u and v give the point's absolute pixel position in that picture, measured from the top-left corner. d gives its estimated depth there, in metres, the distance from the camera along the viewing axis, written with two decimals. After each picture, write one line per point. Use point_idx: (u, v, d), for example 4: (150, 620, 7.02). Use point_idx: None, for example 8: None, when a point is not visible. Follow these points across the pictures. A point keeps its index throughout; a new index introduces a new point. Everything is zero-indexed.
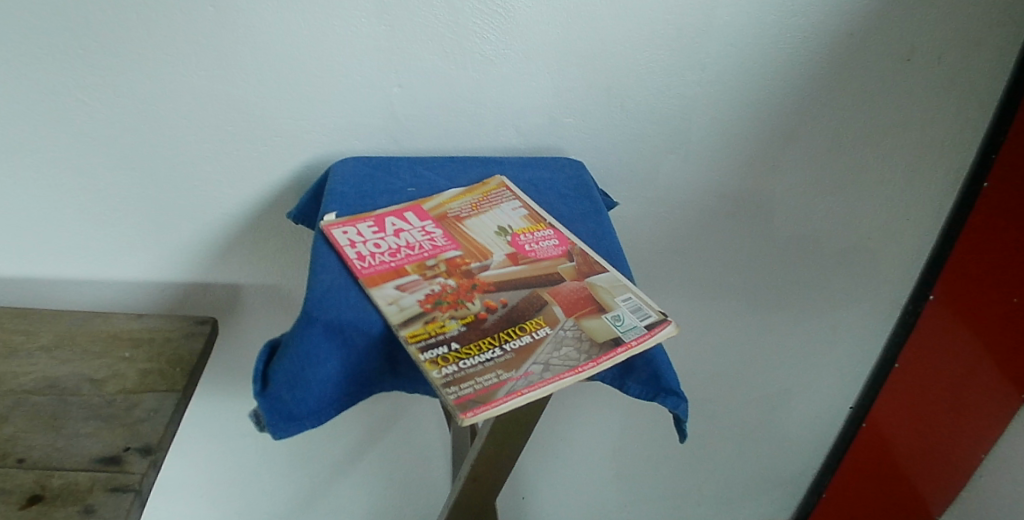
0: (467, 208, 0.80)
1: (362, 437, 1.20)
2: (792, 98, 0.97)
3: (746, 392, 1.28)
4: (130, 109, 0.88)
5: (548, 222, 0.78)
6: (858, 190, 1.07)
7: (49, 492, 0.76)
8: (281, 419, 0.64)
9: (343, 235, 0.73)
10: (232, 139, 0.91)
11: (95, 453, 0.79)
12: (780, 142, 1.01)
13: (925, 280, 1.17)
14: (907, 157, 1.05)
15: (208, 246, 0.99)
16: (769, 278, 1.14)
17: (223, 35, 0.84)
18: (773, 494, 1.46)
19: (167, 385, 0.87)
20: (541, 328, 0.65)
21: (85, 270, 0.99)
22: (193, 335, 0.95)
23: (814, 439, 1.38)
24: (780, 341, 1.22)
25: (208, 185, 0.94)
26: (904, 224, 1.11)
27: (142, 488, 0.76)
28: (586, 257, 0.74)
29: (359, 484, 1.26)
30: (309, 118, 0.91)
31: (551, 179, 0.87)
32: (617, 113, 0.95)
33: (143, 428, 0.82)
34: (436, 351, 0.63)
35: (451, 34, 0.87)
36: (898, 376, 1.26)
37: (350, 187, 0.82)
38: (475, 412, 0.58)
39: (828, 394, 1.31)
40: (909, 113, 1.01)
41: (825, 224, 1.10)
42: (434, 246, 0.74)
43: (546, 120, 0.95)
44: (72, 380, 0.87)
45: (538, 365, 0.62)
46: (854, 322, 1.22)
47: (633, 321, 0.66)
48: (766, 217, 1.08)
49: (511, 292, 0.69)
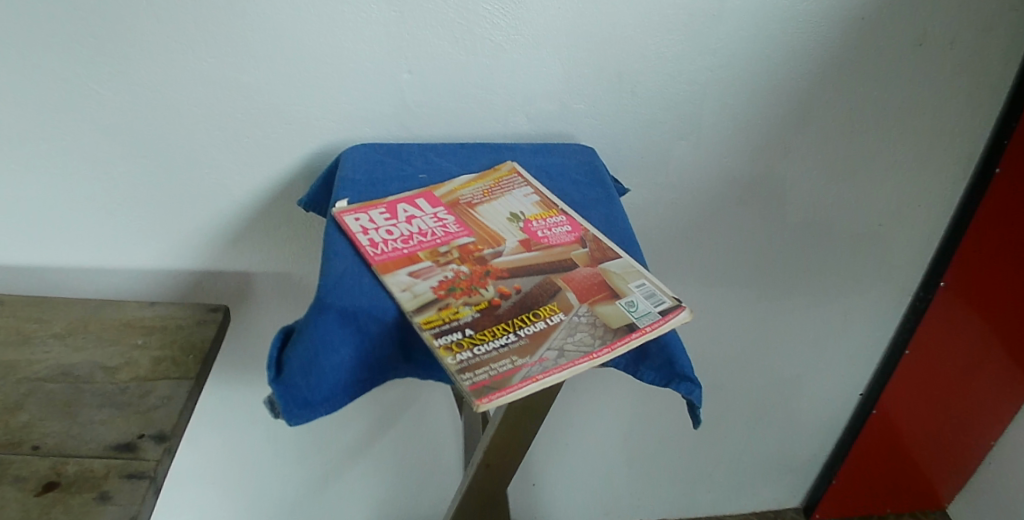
0: (478, 195, 0.80)
1: (373, 425, 1.21)
2: (803, 84, 0.97)
3: (755, 378, 1.28)
4: (140, 97, 0.87)
5: (560, 208, 0.78)
6: (870, 177, 1.06)
7: (65, 479, 0.76)
8: (296, 405, 0.64)
9: (355, 222, 0.73)
10: (242, 126, 0.91)
11: (109, 440, 0.79)
12: (792, 128, 1.00)
13: (935, 267, 1.16)
14: (918, 143, 1.04)
15: (219, 233, 0.99)
16: (779, 264, 1.14)
17: (232, 21, 0.84)
18: (783, 481, 1.45)
19: (180, 372, 0.87)
20: (555, 314, 0.65)
21: (98, 258, 1.00)
22: (205, 322, 0.95)
23: (824, 426, 1.37)
24: (790, 327, 1.22)
25: (219, 174, 0.94)
26: (917, 211, 1.10)
27: (157, 474, 0.77)
28: (599, 243, 0.73)
29: (370, 471, 1.27)
30: (319, 107, 0.91)
31: (563, 164, 0.87)
32: (627, 98, 0.95)
33: (156, 415, 0.82)
34: (450, 337, 0.63)
35: (462, 19, 0.87)
36: (909, 363, 1.25)
37: (360, 174, 0.82)
38: (490, 398, 0.57)
39: (839, 382, 1.31)
40: (921, 97, 1.00)
41: (836, 211, 1.09)
42: (446, 232, 0.74)
43: (556, 107, 0.94)
44: (86, 368, 0.87)
45: (553, 351, 0.62)
46: (865, 309, 1.21)
47: (647, 307, 0.65)
48: (777, 203, 1.07)
49: (525, 279, 0.69)
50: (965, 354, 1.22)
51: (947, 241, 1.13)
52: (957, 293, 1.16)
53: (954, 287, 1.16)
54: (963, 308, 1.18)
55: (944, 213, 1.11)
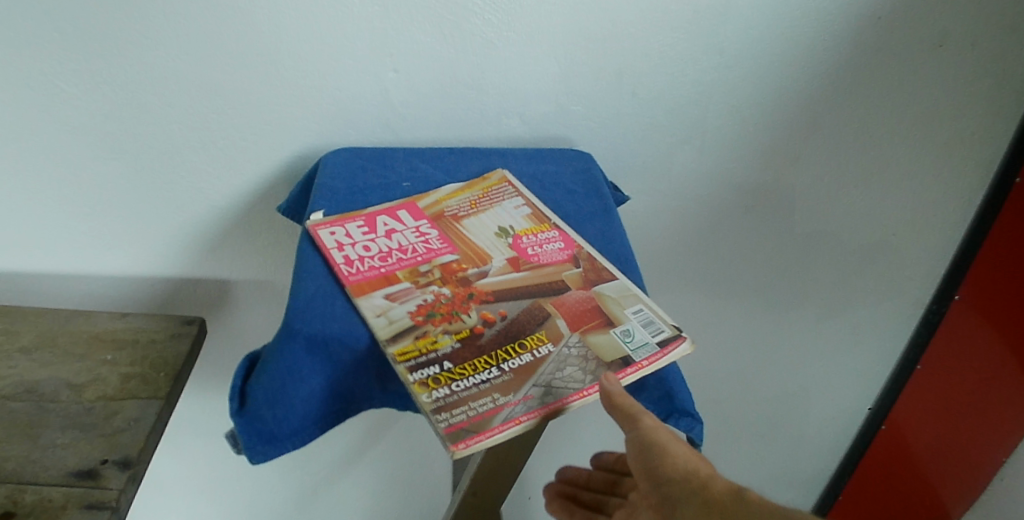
0: (465, 206, 0.74)
1: (360, 438, 1.16)
2: (815, 86, 0.90)
3: (761, 389, 1.23)
4: (110, 98, 0.82)
5: (552, 222, 0.72)
6: (883, 185, 1.00)
7: (20, 509, 0.71)
8: (260, 441, 0.60)
9: (331, 237, 0.68)
10: (219, 128, 0.85)
11: (70, 466, 0.74)
12: (802, 133, 0.94)
13: (950, 280, 1.09)
14: (934, 150, 0.97)
15: (196, 240, 0.94)
16: (787, 274, 1.08)
17: (206, 17, 0.78)
18: (788, 494, 1.40)
19: (149, 391, 0.82)
20: (543, 344, 0.60)
21: (71, 265, 0.95)
22: (179, 336, 0.90)
23: (831, 439, 1.32)
24: (798, 338, 1.16)
25: (196, 178, 0.89)
26: (931, 221, 1.04)
27: (119, 505, 0.72)
28: (593, 262, 0.68)
29: (360, 483, 1.22)
30: (299, 107, 0.85)
31: (558, 172, 0.81)
32: (627, 101, 0.89)
33: (121, 439, 0.77)
34: (426, 371, 0.58)
35: (450, 15, 0.81)
36: (919, 380, 1.19)
37: (340, 181, 0.76)
38: (467, 444, 0.54)
39: (848, 395, 1.25)
40: (939, 102, 0.93)
41: (847, 220, 1.03)
42: (428, 249, 0.69)
43: (552, 108, 0.88)
44: (51, 386, 0.82)
45: (538, 388, 0.58)
46: (875, 321, 1.15)
47: (644, 336, 0.61)
48: (786, 212, 1.01)
49: (510, 303, 0.64)
50: (970, 377, 1.15)
51: (963, 253, 1.06)
52: (973, 308, 1.09)
53: (970, 301, 1.09)
54: (980, 323, 1.10)
55: (959, 224, 1.04)
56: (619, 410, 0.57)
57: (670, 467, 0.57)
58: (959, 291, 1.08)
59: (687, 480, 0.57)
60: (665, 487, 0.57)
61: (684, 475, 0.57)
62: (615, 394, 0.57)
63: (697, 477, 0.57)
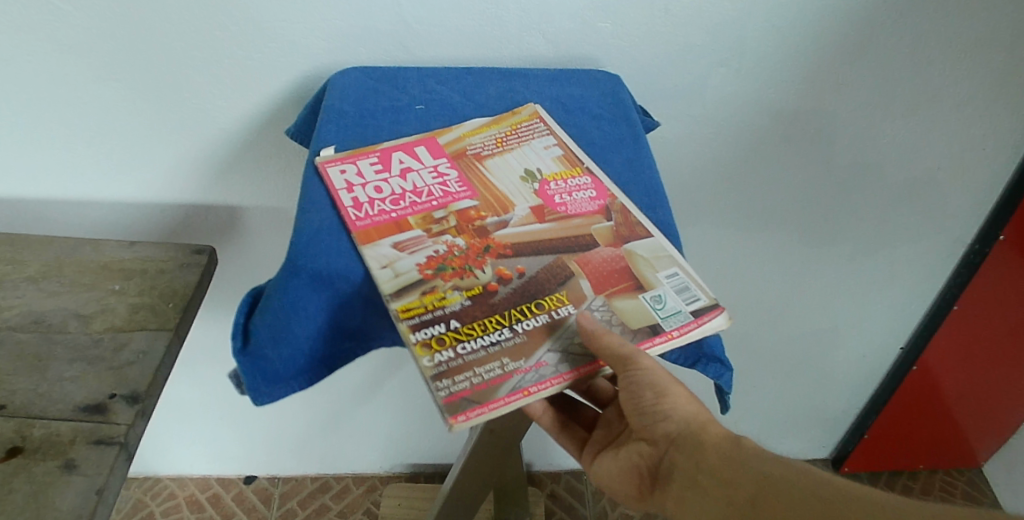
0: (490, 145, 0.69)
1: (376, 371, 1.14)
2: (866, 3, 0.82)
3: (790, 324, 1.18)
4: (106, 13, 0.77)
5: (585, 165, 0.68)
6: (932, 116, 0.92)
7: (29, 444, 0.69)
8: (264, 382, 0.57)
9: (340, 176, 0.64)
10: (224, 47, 0.80)
11: (79, 400, 0.73)
12: (848, 56, 0.86)
13: (994, 220, 1.02)
14: (991, 79, 0.89)
15: (204, 166, 0.90)
16: (823, 207, 1.02)
17: None
18: (813, 430, 1.38)
19: (159, 323, 0.80)
20: (563, 306, 0.58)
21: (79, 191, 0.91)
22: (188, 266, 0.86)
23: (861, 376, 1.28)
24: (832, 273, 1.11)
25: (200, 100, 0.84)
26: (980, 156, 0.96)
27: (128, 440, 0.70)
28: (626, 215, 0.64)
29: (379, 411, 1.22)
30: (307, 23, 0.79)
31: (583, 96, 0.75)
32: (659, 17, 0.82)
33: (130, 373, 0.75)
34: (430, 331, 0.56)
35: None
36: (952, 322, 1.15)
37: (349, 103, 0.71)
38: (467, 417, 0.53)
39: (881, 332, 1.20)
40: (1000, 25, 0.84)
41: (890, 152, 0.96)
42: (445, 193, 0.65)
43: (577, 24, 0.82)
44: (58, 316, 0.80)
45: (552, 355, 0.56)
46: (914, 258, 1.09)
47: (676, 305, 0.58)
48: (826, 141, 0.94)
49: (531, 258, 0.60)
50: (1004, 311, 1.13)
51: (1011, 192, 0.99)
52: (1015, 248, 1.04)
53: (1012, 242, 1.04)
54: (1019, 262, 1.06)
55: (1010, 160, 0.97)
56: (611, 356, 0.55)
57: (671, 412, 0.62)
58: (1003, 231, 1.03)
59: (686, 426, 0.62)
60: (664, 428, 0.62)
61: (685, 421, 0.62)
62: (601, 336, 0.56)
63: (696, 423, 0.62)
